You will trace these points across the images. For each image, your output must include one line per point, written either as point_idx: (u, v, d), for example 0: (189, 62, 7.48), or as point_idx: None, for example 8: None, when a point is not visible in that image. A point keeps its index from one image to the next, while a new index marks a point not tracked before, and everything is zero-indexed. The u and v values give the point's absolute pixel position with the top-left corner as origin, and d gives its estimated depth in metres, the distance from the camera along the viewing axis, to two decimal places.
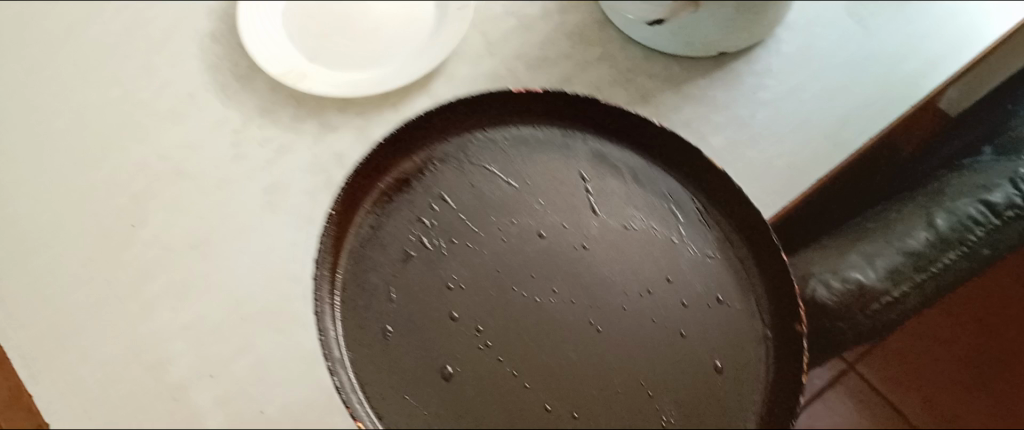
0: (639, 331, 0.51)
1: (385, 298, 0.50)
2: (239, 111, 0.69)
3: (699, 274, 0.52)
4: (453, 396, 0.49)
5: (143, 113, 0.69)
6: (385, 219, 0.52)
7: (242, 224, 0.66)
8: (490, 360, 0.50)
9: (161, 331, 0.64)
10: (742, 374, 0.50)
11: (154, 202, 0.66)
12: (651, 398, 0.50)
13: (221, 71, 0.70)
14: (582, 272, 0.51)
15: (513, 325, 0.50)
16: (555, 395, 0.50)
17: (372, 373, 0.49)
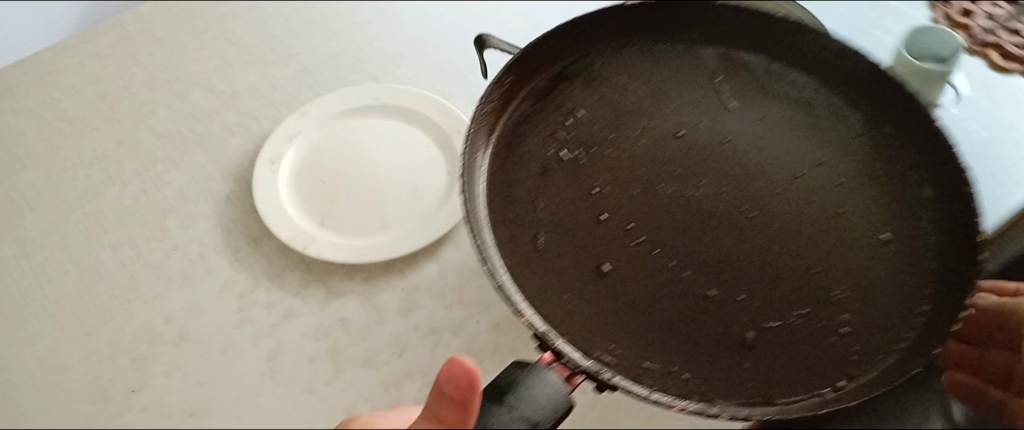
0: (778, 246, 0.47)
1: (527, 230, 0.47)
2: (237, 280, 0.64)
3: (842, 230, 0.48)
4: (614, 292, 0.45)
5: (140, 287, 0.63)
6: (518, 150, 0.50)
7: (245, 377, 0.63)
8: (645, 243, 0.47)
9: None
10: (894, 289, 0.46)
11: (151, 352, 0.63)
12: (790, 279, 0.46)
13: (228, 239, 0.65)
14: (731, 185, 0.49)
15: (696, 255, 0.47)
16: (760, 319, 0.45)
17: (580, 306, 0.45)
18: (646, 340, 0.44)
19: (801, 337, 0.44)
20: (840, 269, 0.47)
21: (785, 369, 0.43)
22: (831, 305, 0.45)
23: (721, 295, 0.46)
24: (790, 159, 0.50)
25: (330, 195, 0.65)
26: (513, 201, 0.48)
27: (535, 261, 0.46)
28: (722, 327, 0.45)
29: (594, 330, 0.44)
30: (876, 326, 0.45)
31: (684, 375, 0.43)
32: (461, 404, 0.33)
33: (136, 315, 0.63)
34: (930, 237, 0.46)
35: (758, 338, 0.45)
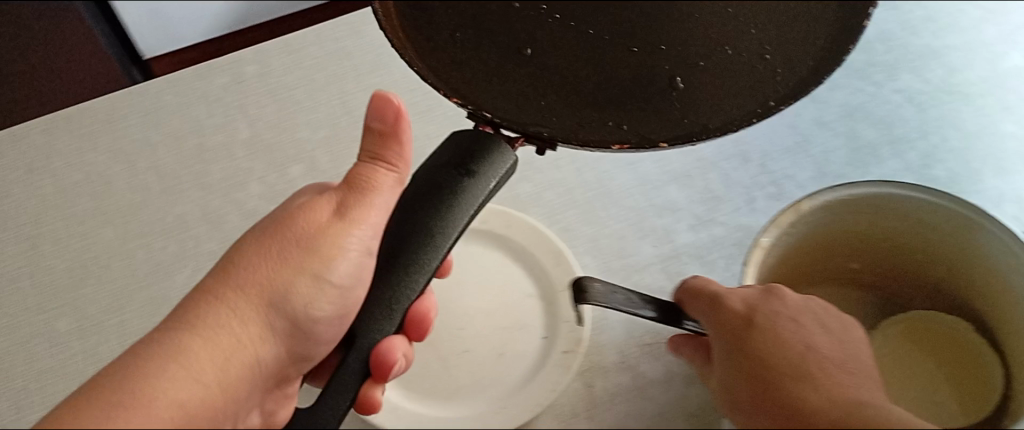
0: (635, 43, 0.63)
1: (441, 31, 0.61)
2: None
3: (727, 42, 0.63)
4: (492, 68, 0.59)
5: None
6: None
7: None
8: (524, 36, 0.62)
9: None
10: (731, 61, 0.61)
11: None
12: (646, 61, 0.62)
13: None
14: (568, 8, 0.64)
15: (595, 19, 0.64)
16: (681, 61, 0.62)
17: (511, 86, 0.59)
18: (571, 96, 0.59)
19: (721, 63, 0.61)
20: (768, 38, 0.62)
21: (658, 107, 0.58)
22: (682, 69, 0.61)
23: (636, 50, 0.62)
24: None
25: None
26: (426, 8, 0.61)
27: (454, 44, 0.60)
28: (594, 88, 0.60)
29: (489, 95, 0.58)
30: (784, 46, 0.61)
31: (618, 126, 0.57)
32: (389, 135, 0.45)
33: None
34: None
35: (675, 84, 0.60)
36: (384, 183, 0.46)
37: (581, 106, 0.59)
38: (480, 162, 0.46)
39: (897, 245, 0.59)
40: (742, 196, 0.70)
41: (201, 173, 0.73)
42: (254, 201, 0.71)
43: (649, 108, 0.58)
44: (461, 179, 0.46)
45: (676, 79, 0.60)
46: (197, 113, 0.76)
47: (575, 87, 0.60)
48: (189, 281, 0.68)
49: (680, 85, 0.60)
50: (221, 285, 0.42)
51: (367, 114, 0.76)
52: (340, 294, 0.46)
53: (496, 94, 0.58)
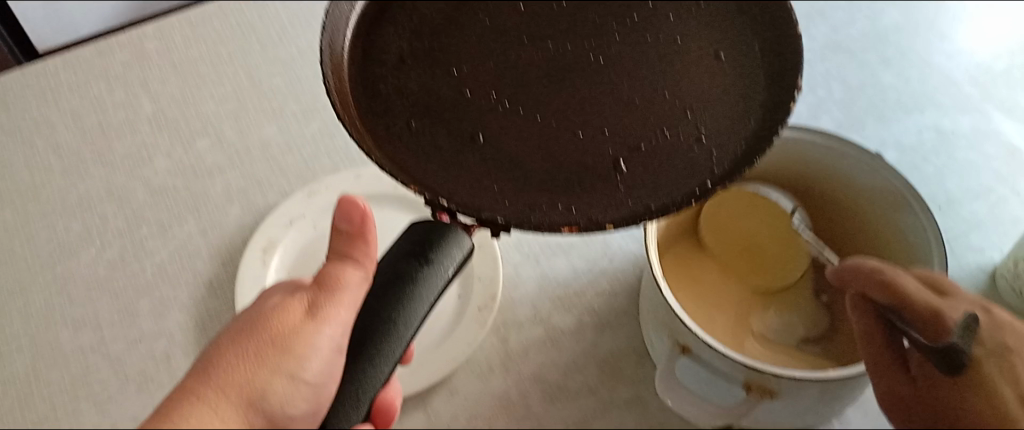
0: (589, 122, 0.59)
1: (396, 121, 0.58)
2: (113, 283, 0.66)
3: (703, 122, 0.58)
4: (442, 150, 0.57)
5: (165, 252, 0.67)
6: (376, 46, 0.62)
7: (179, 304, 0.65)
8: (481, 105, 0.59)
9: (104, 384, 0.62)
10: (695, 139, 0.57)
11: (118, 303, 0.65)
12: (601, 148, 0.58)
13: (141, 261, 0.67)
14: (521, 87, 0.60)
15: (553, 101, 0.60)
16: (626, 145, 0.57)
17: (461, 175, 0.56)
18: (517, 179, 0.56)
19: (661, 150, 0.57)
20: (709, 108, 0.59)
21: (619, 192, 0.55)
22: (631, 148, 0.57)
23: (582, 133, 0.58)
24: (622, 3, 0.64)
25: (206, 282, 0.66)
26: (380, 96, 0.59)
27: (411, 135, 0.58)
28: (547, 166, 0.57)
29: (432, 175, 0.56)
30: (721, 126, 0.58)
31: (569, 209, 0.55)
32: (356, 234, 0.47)
33: (88, 310, 0.64)
34: (739, 31, 0.62)
35: (620, 164, 0.57)
36: (352, 279, 0.45)
37: (523, 181, 0.56)
38: (436, 248, 0.44)
39: (861, 213, 0.59)
40: None
41: (103, 150, 0.71)
42: (160, 177, 0.71)
43: (609, 189, 0.56)
44: (415, 267, 0.44)
45: (621, 160, 0.57)
46: (96, 89, 0.73)
47: (524, 171, 0.57)
48: (98, 258, 0.66)
49: (625, 168, 0.56)
50: (198, 386, 0.41)
51: (273, 87, 0.76)
52: (314, 392, 0.42)
53: (439, 171, 0.56)
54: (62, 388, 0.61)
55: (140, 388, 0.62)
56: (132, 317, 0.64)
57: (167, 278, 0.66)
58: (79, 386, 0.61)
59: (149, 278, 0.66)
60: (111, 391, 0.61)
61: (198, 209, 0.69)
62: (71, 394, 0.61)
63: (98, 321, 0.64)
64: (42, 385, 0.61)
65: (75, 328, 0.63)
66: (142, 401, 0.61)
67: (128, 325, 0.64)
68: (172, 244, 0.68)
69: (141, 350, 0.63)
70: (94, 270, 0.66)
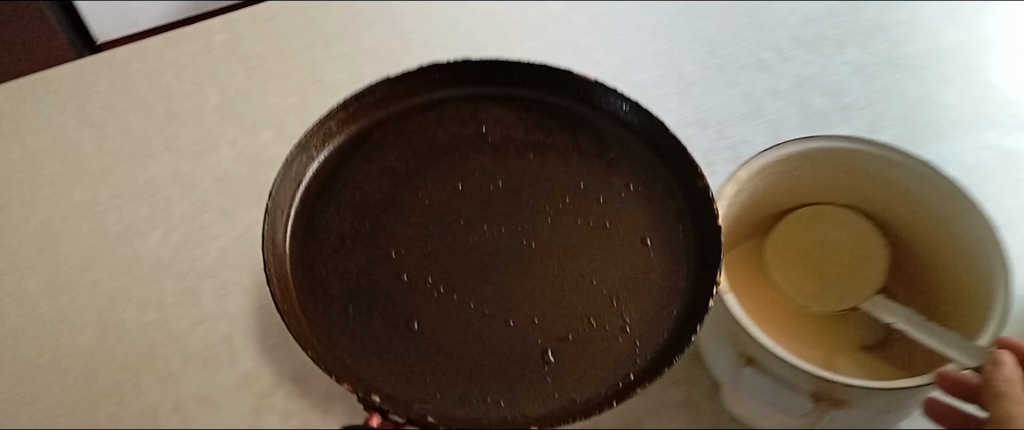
0: (510, 296, 0.58)
1: (334, 304, 0.58)
2: (176, 266, 0.67)
3: (642, 312, 0.57)
4: (373, 356, 0.56)
5: (227, 238, 0.68)
6: (317, 225, 0.60)
7: (239, 289, 0.66)
8: (424, 299, 0.58)
9: (170, 364, 0.64)
10: (636, 330, 0.57)
11: (181, 285, 0.66)
12: (521, 331, 0.57)
13: (203, 245, 0.68)
14: (470, 238, 0.60)
15: (471, 293, 0.58)
16: (554, 335, 0.57)
17: (395, 366, 0.56)
18: (456, 374, 0.56)
19: (595, 346, 0.57)
20: (635, 303, 0.58)
21: (574, 369, 0.56)
22: (558, 340, 0.57)
23: (512, 323, 0.57)
24: (552, 176, 0.62)
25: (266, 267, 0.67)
26: (320, 280, 0.58)
27: (345, 323, 0.57)
28: (501, 349, 0.57)
29: (376, 375, 0.55)
30: (645, 316, 0.57)
31: (496, 401, 0.55)
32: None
33: (151, 291, 0.66)
34: (687, 243, 0.59)
35: (563, 340, 0.57)
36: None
37: (485, 384, 0.56)
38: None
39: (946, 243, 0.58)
40: (703, 160, 0.73)
41: (171, 137, 0.72)
42: (224, 165, 0.72)
43: (565, 367, 0.56)
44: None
45: (548, 351, 0.57)
46: (164, 76, 0.74)
47: (476, 361, 0.56)
48: (162, 241, 0.68)
49: (551, 361, 0.56)
50: None
51: (337, 82, 0.76)
52: None
53: (380, 375, 0.55)
54: (129, 365, 0.64)
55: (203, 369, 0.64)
56: (194, 299, 0.66)
57: (230, 263, 0.67)
58: (145, 362, 0.64)
59: (211, 262, 0.67)
60: (172, 368, 0.64)
61: (261, 197, 0.70)
62: (138, 370, 0.64)
63: (162, 301, 0.66)
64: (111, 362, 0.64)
65: (140, 308, 0.65)
66: (203, 377, 0.64)
67: (191, 306, 0.65)
68: (235, 231, 0.69)
69: (203, 332, 0.65)
70: (158, 253, 0.67)
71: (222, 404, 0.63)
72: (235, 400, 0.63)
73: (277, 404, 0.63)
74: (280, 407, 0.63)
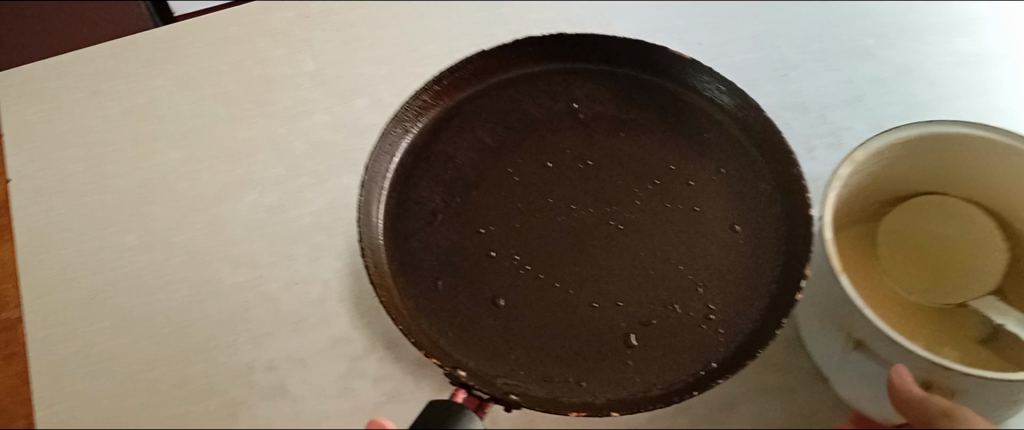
0: (598, 276, 0.59)
1: (426, 277, 0.59)
2: (269, 227, 0.67)
3: (727, 303, 0.57)
4: (462, 324, 0.57)
5: (320, 203, 0.68)
6: (412, 197, 0.62)
7: (331, 253, 0.66)
8: (518, 277, 0.59)
9: (259, 322, 0.63)
10: (721, 315, 0.57)
11: (274, 246, 0.66)
12: (606, 315, 0.58)
13: (297, 208, 0.68)
14: (555, 219, 0.61)
15: (558, 269, 0.60)
16: (638, 319, 0.57)
17: (480, 341, 0.56)
18: (542, 353, 0.56)
19: (673, 327, 0.57)
20: (716, 286, 0.58)
21: (661, 354, 0.56)
22: (642, 323, 0.57)
23: (595, 305, 0.58)
24: (643, 158, 0.63)
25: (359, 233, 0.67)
26: (411, 252, 0.60)
27: (434, 297, 0.58)
28: (589, 334, 0.57)
29: (466, 345, 0.56)
30: (731, 301, 0.57)
31: (579, 383, 0.55)
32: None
33: (245, 251, 0.66)
34: (773, 227, 0.60)
35: (647, 325, 0.57)
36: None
37: (575, 366, 0.56)
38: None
39: None
40: (803, 145, 0.71)
41: (267, 102, 0.73)
42: (318, 130, 0.72)
43: (652, 351, 0.56)
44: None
45: (632, 335, 0.57)
46: (261, 44, 0.75)
47: (565, 342, 0.57)
48: (256, 203, 0.68)
49: (634, 344, 0.56)
50: None
51: (430, 54, 0.76)
52: None
53: (469, 344, 0.56)
54: (218, 322, 0.63)
55: (292, 331, 0.62)
56: (286, 261, 0.65)
57: (323, 226, 0.67)
58: (233, 320, 0.63)
59: (304, 225, 0.67)
60: (264, 325, 0.63)
61: (354, 164, 0.70)
62: (226, 327, 0.63)
63: (256, 261, 0.65)
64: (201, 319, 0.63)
65: (233, 267, 0.65)
66: (297, 339, 0.62)
67: (285, 267, 0.65)
68: (327, 196, 0.69)
69: (294, 293, 0.64)
70: (253, 214, 0.67)
71: (316, 366, 0.61)
72: (327, 363, 0.61)
73: (369, 369, 0.61)
74: (371, 371, 0.61)
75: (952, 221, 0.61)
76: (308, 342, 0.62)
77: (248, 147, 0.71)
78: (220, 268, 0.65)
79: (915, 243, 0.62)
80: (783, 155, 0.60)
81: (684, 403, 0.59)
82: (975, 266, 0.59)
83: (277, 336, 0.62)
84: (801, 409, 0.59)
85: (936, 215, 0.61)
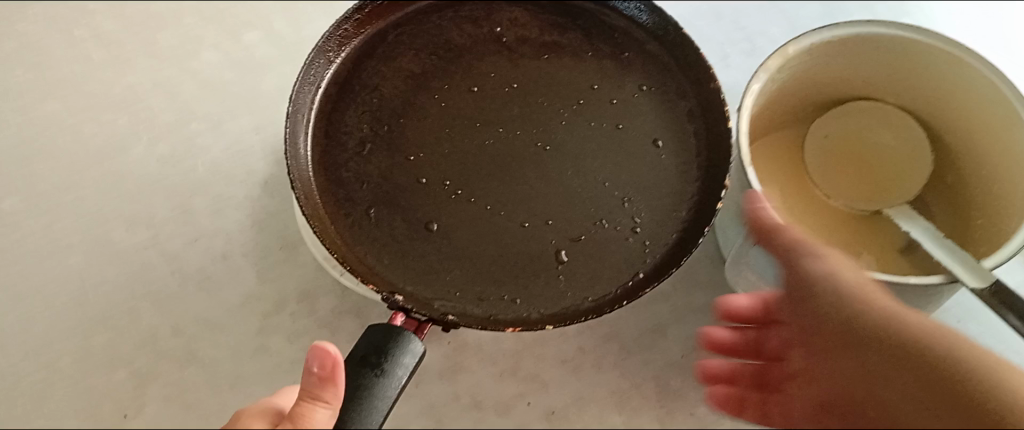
0: (530, 198, 0.54)
1: (356, 205, 0.53)
2: (163, 179, 0.63)
3: (656, 214, 0.53)
4: (395, 249, 0.51)
5: (216, 149, 0.64)
6: (337, 127, 0.55)
7: (234, 203, 0.62)
8: (454, 200, 0.53)
9: (164, 283, 0.60)
10: (651, 225, 0.53)
11: (171, 199, 0.62)
12: (536, 234, 0.52)
13: (192, 157, 0.64)
14: (485, 141, 0.55)
15: (494, 191, 0.54)
16: (566, 234, 0.52)
17: (413, 266, 0.51)
18: (475, 274, 0.51)
19: (601, 242, 0.52)
20: (647, 196, 0.54)
21: (595, 267, 0.51)
22: (573, 240, 0.52)
23: (528, 224, 0.53)
24: (568, 81, 0.58)
25: (263, 181, 0.63)
26: (338, 180, 0.53)
27: (363, 224, 0.52)
28: (521, 249, 0.52)
29: (396, 273, 0.50)
30: (657, 217, 0.53)
31: (513, 301, 0.50)
32: (327, 380, 0.38)
33: (140, 207, 0.61)
34: (699, 151, 0.55)
35: (577, 241, 0.52)
36: (320, 420, 0.37)
37: (506, 285, 0.50)
38: (388, 357, 0.40)
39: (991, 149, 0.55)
40: (717, 53, 0.69)
41: (149, 41, 0.67)
42: (208, 69, 0.66)
43: (583, 266, 0.51)
44: (371, 380, 0.39)
45: (564, 250, 0.52)
46: None
47: (496, 258, 0.51)
48: (148, 154, 0.63)
49: (565, 260, 0.51)
50: None
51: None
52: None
53: (401, 269, 0.51)
54: (119, 287, 0.59)
55: (199, 291, 0.60)
56: (186, 215, 0.62)
57: (222, 175, 0.63)
58: (135, 283, 0.60)
59: (202, 175, 0.63)
60: (169, 287, 0.60)
61: (252, 104, 0.66)
62: (128, 291, 0.59)
63: (153, 217, 0.61)
64: (100, 285, 0.59)
65: (128, 225, 0.61)
66: (204, 298, 0.60)
67: (184, 221, 0.61)
68: (225, 142, 0.64)
69: (198, 249, 0.61)
70: (145, 166, 0.63)
71: (228, 324, 0.59)
72: (239, 320, 0.59)
73: (283, 324, 0.59)
74: (286, 328, 0.59)
75: (887, 128, 0.61)
76: (217, 301, 0.59)
77: (133, 92, 0.65)
78: (114, 228, 0.61)
79: (843, 152, 0.62)
80: (705, 77, 0.55)
81: (612, 331, 0.58)
82: (897, 175, 0.60)
83: (184, 297, 0.59)
84: None
85: (865, 123, 0.61)
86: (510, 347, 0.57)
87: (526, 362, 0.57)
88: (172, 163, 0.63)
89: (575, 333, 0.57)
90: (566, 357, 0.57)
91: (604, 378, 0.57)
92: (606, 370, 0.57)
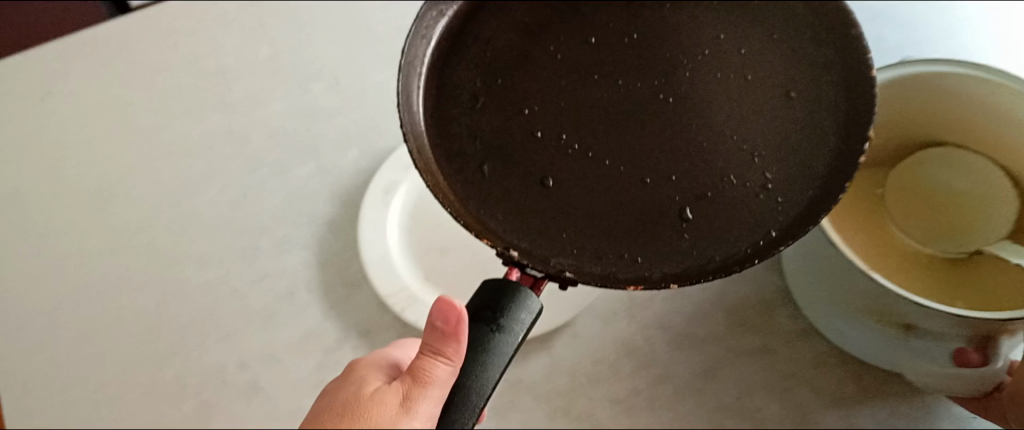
0: (650, 146, 0.52)
1: (467, 161, 0.52)
2: (231, 222, 0.66)
3: (789, 171, 0.50)
4: (512, 203, 0.50)
5: (281, 194, 0.67)
6: (449, 82, 0.54)
7: (300, 245, 0.65)
8: (573, 157, 0.52)
9: (230, 320, 0.63)
10: (789, 183, 0.50)
11: (239, 241, 0.65)
12: (662, 191, 0.51)
13: (259, 202, 0.67)
14: (602, 91, 0.54)
15: (614, 146, 0.52)
16: (688, 192, 0.50)
17: (529, 221, 0.50)
18: (597, 228, 0.50)
19: (728, 200, 0.50)
20: (772, 145, 0.51)
21: (724, 224, 0.50)
22: (697, 197, 0.50)
23: (649, 180, 0.51)
24: (691, 30, 0.55)
25: (330, 224, 0.66)
26: (451, 135, 0.52)
27: (479, 180, 0.51)
28: (643, 205, 0.50)
29: (513, 224, 0.50)
30: (790, 171, 0.50)
31: (634, 259, 0.49)
32: (449, 335, 0.38)
33: (210, 249, 0.65)
34: (836, 96, 0.51)
35: (702, 198, 0.50)
36: (439, 376, 0.38)
37: (627, 236, 0.50)
38: (504, 313, 0.40)
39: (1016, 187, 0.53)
40: None
41: (221, 93, 0.70)
42: (278, 120, 0.70)
43: (709, 224, 0.50)
44: (487, 335, 0.39)
45: (687, 208, 0.50)
46: (212, 32, 0.73)
47: (613, 212, 0.50)
48: (218, 199, 0.67)
49: (689, 218, 0.50)
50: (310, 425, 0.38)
51: (385, 34, 0.73)
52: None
53: (518, 219, 0.50)
54: (188, 324, 0.62)
55: (263, 329, 0.62)
56: (253, 257, 0.65)
57: (288, 218, 0.66)
58: (204, 322, 0.63)
59: (268, 217, 0.66)
60: (236, 325, 0.62)
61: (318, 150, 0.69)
62: (198, 329, 0.62)
63: (221, 257, 0.65)
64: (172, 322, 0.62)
65: (200, 265, 0.64)
66: (266, 336, 0.62)
67: (251, 263, 0.64)
68: (289, 187, 0.67)
69: (263, 288, 0.63)
70: (218, 211, 0.66)
71: (290, 361, 0.61)
72: (299, 356, 0.61)
73: (343, 360, 0.61)
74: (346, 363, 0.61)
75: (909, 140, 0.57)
76: (281, 336, 0.62)
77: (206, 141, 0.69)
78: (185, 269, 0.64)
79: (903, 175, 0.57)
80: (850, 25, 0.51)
81: (664, 374, 0.58)
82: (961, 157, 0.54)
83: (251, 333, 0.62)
84: (784, 371, 0.58)
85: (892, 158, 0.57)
86: (562, 386, 0.59)
87: (578, 402, 0.58)
88: (241, 207, 0.66)
89: (627, 374, 0.59)
90: (619, 398, 0.58)
91: (656, 420, 0.57)
92: (657, 411, 0.57)
